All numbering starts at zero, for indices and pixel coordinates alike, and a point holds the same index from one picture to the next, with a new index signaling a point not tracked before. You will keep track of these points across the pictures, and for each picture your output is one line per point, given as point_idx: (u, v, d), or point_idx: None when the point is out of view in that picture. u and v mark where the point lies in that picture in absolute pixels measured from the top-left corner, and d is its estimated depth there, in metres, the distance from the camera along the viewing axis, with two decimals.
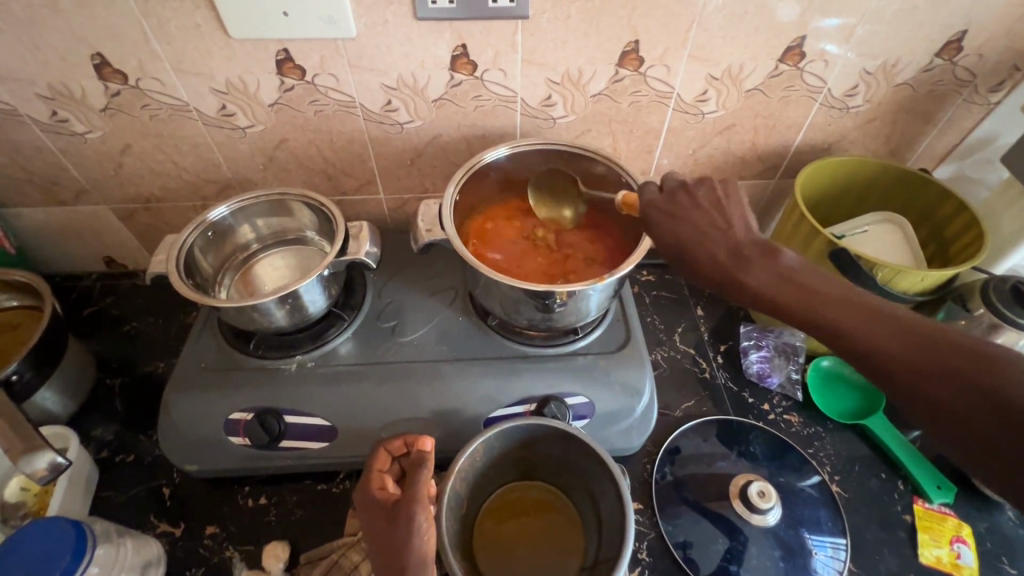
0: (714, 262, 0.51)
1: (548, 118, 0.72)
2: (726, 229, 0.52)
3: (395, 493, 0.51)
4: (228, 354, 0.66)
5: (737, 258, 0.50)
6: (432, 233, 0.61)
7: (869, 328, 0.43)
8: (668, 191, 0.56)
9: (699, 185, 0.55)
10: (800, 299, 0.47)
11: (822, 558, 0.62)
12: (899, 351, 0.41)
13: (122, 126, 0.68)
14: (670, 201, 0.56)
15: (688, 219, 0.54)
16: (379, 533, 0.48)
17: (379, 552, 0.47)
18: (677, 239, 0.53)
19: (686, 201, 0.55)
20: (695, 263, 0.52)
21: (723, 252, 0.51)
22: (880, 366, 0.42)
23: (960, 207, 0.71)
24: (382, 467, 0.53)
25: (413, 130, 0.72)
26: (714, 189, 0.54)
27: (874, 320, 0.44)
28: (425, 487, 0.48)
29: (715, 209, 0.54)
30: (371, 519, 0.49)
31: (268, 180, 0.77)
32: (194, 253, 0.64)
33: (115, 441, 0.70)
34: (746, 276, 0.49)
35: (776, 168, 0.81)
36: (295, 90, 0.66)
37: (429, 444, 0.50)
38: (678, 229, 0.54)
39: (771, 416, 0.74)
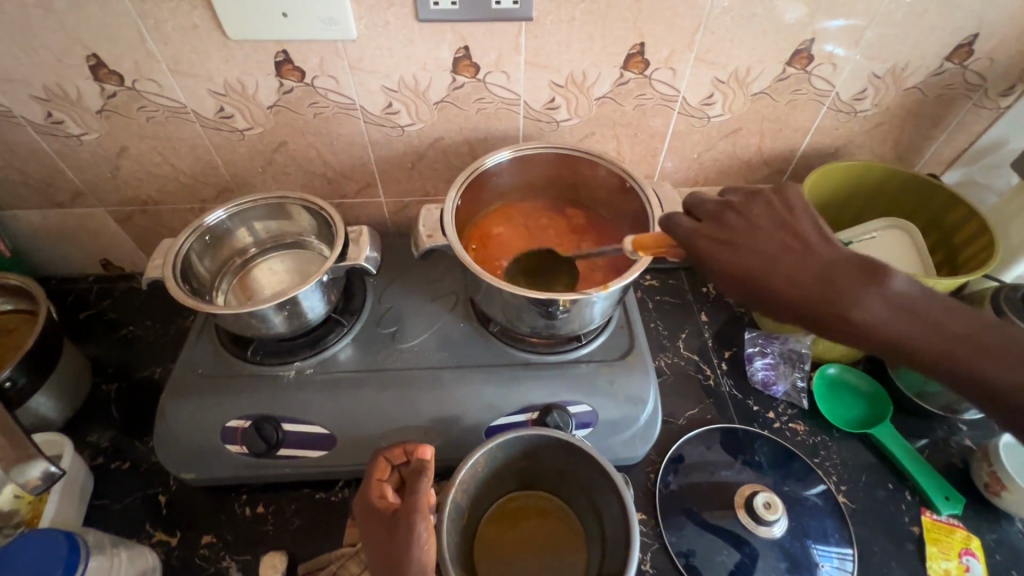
0: (808, 289, 0.42)
1: (552, 121, 0.71)
2: (801, 248, 0.44)
3: (395, 502, 0.50)
4: (226, 360, 0.65)
5: (837, 283, 0.41)
6: (433, 238, 0.60)
7: (997, 364, 0.38)
8: (711, 215, 0.49)
9: (748, 205, 0.48)
10: (918, 332, 0.40)
11: (829, 571, 0.61)
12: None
13: (119, 127, 0.67)
14: (718, 225, 0.48)
15: (755, 239, 0.46)
16: (378, 543, 0.47)
17: (378, 563, 0.46)
18: (754, 263, 0.44)
19: (731, 223, 0.47)
20: (787, 291, 0.43)
21: (811, 277, 0.42)
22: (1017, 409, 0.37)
23: (970, 213, 0.70)
24: (383, 478, 0.52)
25: (414, 133, 0.71)
26: (770, 202, 0.48)
27: (999, 354, 0.39)
28: (425, 496, 0.47)
29: (780, 226, 0.46)
30: (370, 530, 0.48)
31: (267, 183, 0.76)
32: (191, 258, 0.63)
33: (111, 448, 0.69)
34: (853, 306, 0.40)
35: (782, 172, 0.80)
36: (294, 92, 0.65)
37: (429, 452, 0.50)
38: (742, 256, 0.45)
39: (777, 424, 0.73)
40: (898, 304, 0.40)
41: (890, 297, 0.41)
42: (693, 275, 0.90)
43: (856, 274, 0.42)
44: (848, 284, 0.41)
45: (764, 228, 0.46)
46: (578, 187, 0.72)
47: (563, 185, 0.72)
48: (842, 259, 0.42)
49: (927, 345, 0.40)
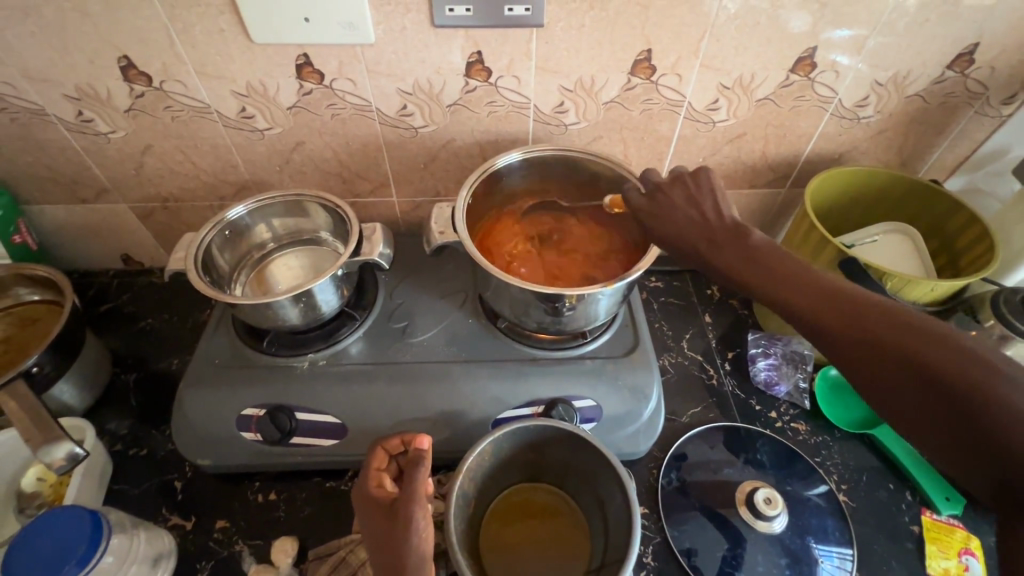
0: (687, 246, 0.54)
1: (561, 125, 0.73)
2: (699, 216, 0.54)
3: (392, 491, 0.51)
4: (242, 351, 0.67)
5: (711, 243, 0.52)
6: (445, 235, 0.62)
7: (814, 302, 0.44)
8: (648, 192, 0.59)
9: (672, 186, 0.58)
10: (762, 277, 0.48)
11: (828, 568, 0.62)
12: (842, 324, 0.42)
13: (145, 126, 0.70)
14: (650, 202, 0.58)
15: (669, 209, 0.56)
16: (377, 531, 0.48)
17: (378, 552, 0.47)
18: (659, 228, 0.56)
19: (662, 195, 0.58)
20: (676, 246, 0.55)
21: (695, 236, 0.53)
22: (827, 338, 0.43)
23: (971, 219, 0.71)
24: (379, 466, 0.53)
25: (427, 135, 0.73)
26: (686, 184, 0.57)
27: (823, 294, 0.44)
28: (423, 485, 0.48)
29: (690, 199, 0.56)
30: (369, 518, 0.50)
31: (284, 182, 0.78)
32: (211, 251, 0.66)
33: (129, 435, 0.71)
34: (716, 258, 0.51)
35: (786, 177, 0.82)
36: (313, 94, 0.67)
37: (425, 441, 0.51)
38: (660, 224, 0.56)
39: (779, 424, 0.74)
40: (752, 255, 0.50)
41: (747, 251, 0.50)
42: (697, 278, 0.91)
43: (726, 236, 0.52)
44: (712, 242, 0.52)
45: (679, 203, 0.56)
46: (586, 189, 0.74)
47: (573, 187, 0.74)
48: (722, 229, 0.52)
49: (765, 288, 0.48)
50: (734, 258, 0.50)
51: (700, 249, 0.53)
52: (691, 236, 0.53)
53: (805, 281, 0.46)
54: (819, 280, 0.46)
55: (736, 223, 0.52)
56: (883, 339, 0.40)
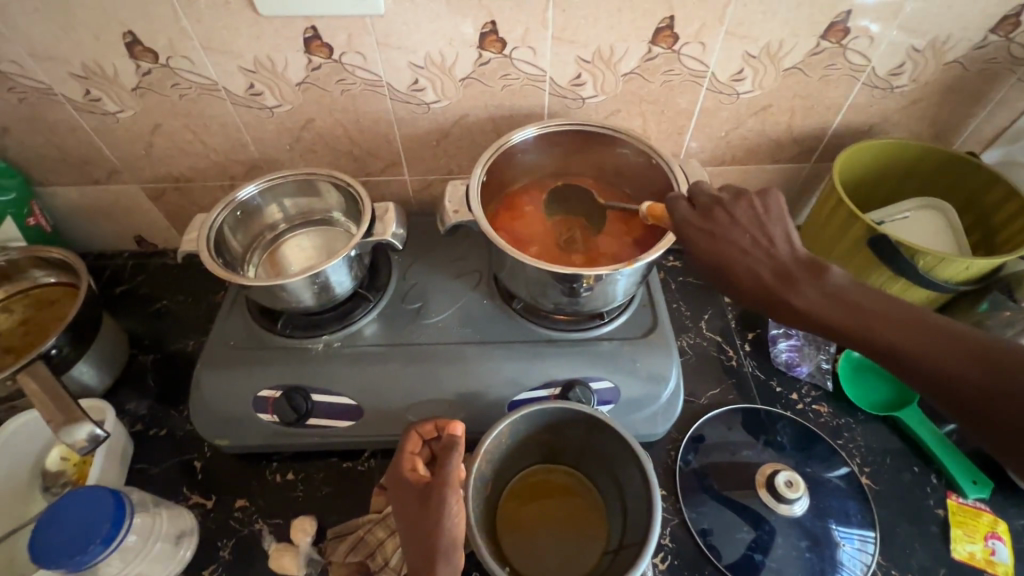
0: (750, 285, 0.50)
1: (577, 98, 0.70)
2: (769, 248, 0.50)
3: (425, 475, 0.51)
4: (256, 332, 0.67)
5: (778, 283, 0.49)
6: (459, 214, 0.60)
7: (911, 340, 0.44)
8: (701, 205, 0.54)
9: (735, 202, 0.53)
10: (863, 329, 0.45)
11: (849, 550, 0.61)
12: (959, 364, 0.42)
13: (153, 105, 0.69)
14: (704, 217, 0.53)
15: (722, 233, 0.51)
16: (410, 514, 0.48)
17: (410, 533, 0.47)
18: (716, 244, 0.51)
19: (715, 207, 0.53)
20: (734, 291, 0.51)
21: (767, 273, 0.50)
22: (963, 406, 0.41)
23: (1008, 192, 0.68)
24: (413, 453, 0.53)
25: (440, 110, 0.71)
26: (753, 203, 0.52)
27: (947, 341, 0.43)
28: (457, 470, 0.48)
29: (742, 207, 0.52)
30: (404, 501, 0.50)
31: (294, 161, 0.77)
32: (223, 233, 0.65)
33: (149, 416, 0.72)
34: (794, 296, 0.48)
35: (812, 151, 0.78)
36: (322, 69, 0.66)
37: (459, 428, 0.52)
38: (720, 246, 0.51)
39: (800, 406, 0.72)
40: (833, 294, 0.47)
41: (825, 288, 0.48)
42: None
43: (802, 270, 0.49)
44: (782, 275, 0.49)
45: (739, 220, 0.52)
46: (602, 166, 0.71)
47: (589, 162, 0.72)
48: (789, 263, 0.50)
49: (850, 326, 0.46)
50: (813, 296, 0.48)
51: (764, 298, 0.49)
52: (761, 266, 0.50)
53: (890, 327, 0.45)
54: (918, 324, 0.44)
55: (796, 264, 0.49)
56: (988, 375, 0.40)
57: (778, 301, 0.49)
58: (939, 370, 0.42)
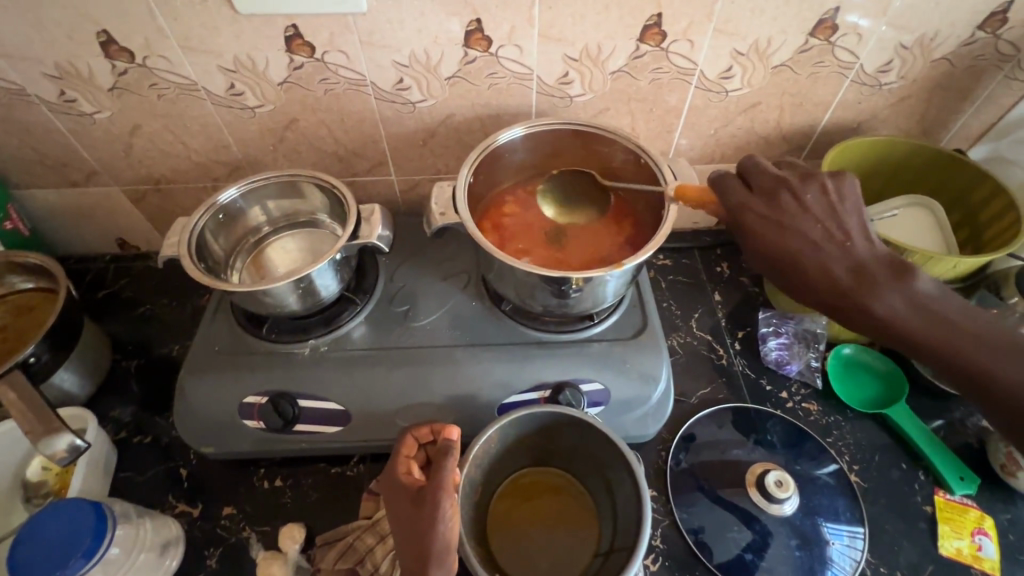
0: (828, 285, 0.49)
1: (565, 97, 0.69)
2: (843, 241, 0.50)
3: (419, 479, 0.50)
4: (241, 337, 0.66)
5: (863, 287, 0.48)
6: (445, 216, 0.60)
7: (992, 362, 0.46)
8: (763, 188, 0.53)
9: (804, 186, 0.52)
10: (947, 344, 0.46)
11: (839, 547, 0.61)
12: None
13: (131, 105, 0.67)
14: (771, 204, 0.52)
15: (785, 218, 0.51)
16: (403, 518, 0.47)
17: (403, 537, 0.46)
18: (777, 227, 0.51)
19: (781, 188, 0.52)
20: (805, 289, 0.50)
21: (842, 270, 0.49)
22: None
23: (995, 190, 0.68)
24: (410, 457, 0.52)
25: (426, 109, 0.70)
26: (824, 187, 0.52)
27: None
28: (451, 474, 0.47)
29: (811, 194, 0.52)
30: (397, 505, 0.48)
31: (278, 161, 0.76)
32: (205, 237, 0.64)
33: (133, 423, 0.71)
34: (882, 306, 0.47)
35: (801, 148, 0.78)
36: (304, 68, 0.64)
37: (454, 432, 0.51)
38: (786, 236, 0.50)
39: (790, 404, 0.72)
40: (922, 305, 0.47)
41: (910, 296, 0.48)
42: (706, 255, 0.89)
43: (885, 273, 0.48)
44: (868, 279, 0.48)
45: (812, 210, 0.51)
46: (591, 165, 0.71)
47: (578, 161, 0.71)
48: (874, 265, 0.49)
49: (935, 340, 0.47)
50: (899, 306, 0.47)
51: (840, 300, 0.48)
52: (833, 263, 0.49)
53: (975, 347, 0.46)
54: (1001, 343, 0.46)
55: (876, 263, 0.49)
56: None
57: (859, 305, 0.48)
58: (1011, 385, 0.45)
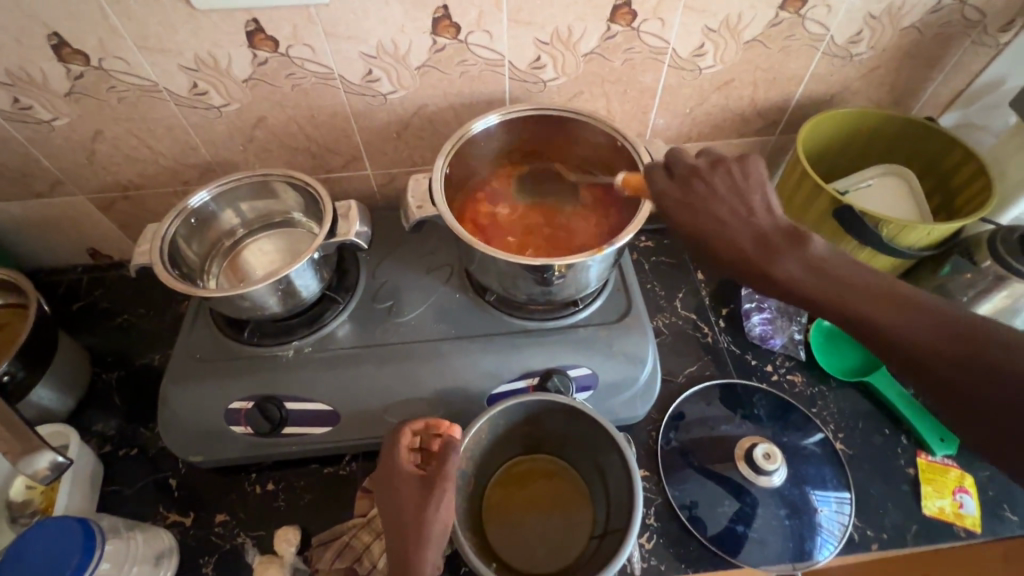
0: (732, 255, 0.48)
1: (539, 82, 0.68)
2: (748, 216, 0.48)
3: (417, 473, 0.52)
4: (223, 343, 0.65)
5: (760, 254, 0.47)
6: (422, 210, 0.59)
7: (888, 314, 0.41)
8: (680, 175, 0.52)
9: (712, 171, 0.51)
10: (840, 301, 0.43)
11: (827, 513, 0.63)
12: (940, 346, 0.39)
13: (90, 111, 0.65)
14: (685, 189, 0.51)
15: (701, 202, 0.50)
16: (402, 509, 0.49)
17: (401, 527, 0.48)
18: (697, 215, 0.50)
19: (694, 177, 0.51)
20: (719, 266, 0.49)
21: (747, 242, 0.47)
22: (926, 371, 0.39)
23: (966, 157, 0.69)
24: (409, 449, 0.52)
25: (397, 101, 0.68)
26: (731, 171, 0.51)
27: (928, 317, 0.40)
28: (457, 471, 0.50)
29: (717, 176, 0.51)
30: (394, 496, 0.50)
31: (249, 161, 0.74)
32: (178, 243, 0.62)
33: (118, 436, 0.70)
34: (775, 268, 0.46)
35: (776, 123, 0.78)
36: (269, 63, 0.62)
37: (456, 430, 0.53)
38: (699, 219, 0.49)
39: (775, 377, 0.74)
40: (814, 266, 0.45)
41: (807, 260, 0.45)
42: None
43: (783, 240, 0.47)
44: (766, 246, 0.47)
45: (719, 192, 0.50)
46: (569, 151, 0.70)
47: (555, 147, 0.70)
48: (774, 234, 0.47)
49: (831, 299, 0.43)
50: (795, 267, 0.45)
51: (743, 269, 0.47)
52: (740, 234, 0.48)
53: (869, 301, 0.42)
54: (899, 295, 0.42)
55: (776, 232, 0.47)
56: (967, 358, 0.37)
57: (759, 273, 0.46)
58: (900, 337, 0.40)
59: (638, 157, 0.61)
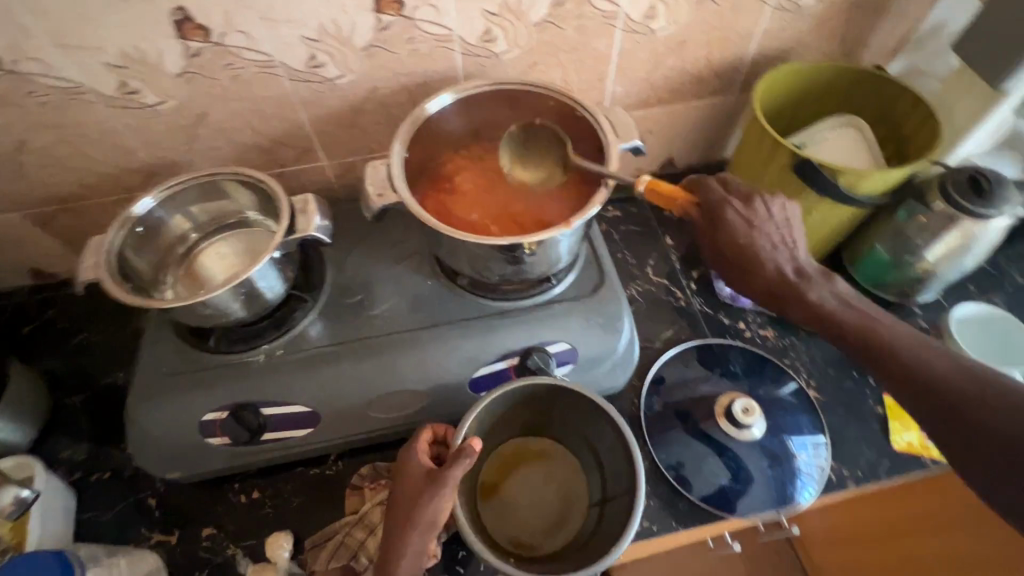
0: (767, 277, 0.56)
1: (492, 55, 0.66)
2: (791, 247, 0.57)
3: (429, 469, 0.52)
4: (187, 354, 0.62)
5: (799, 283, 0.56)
6: (383, 197, 0.57)
7: (909, 354, 0.50)
8: (739, 193, 0.58)
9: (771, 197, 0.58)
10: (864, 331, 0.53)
11: (805, 459, 0.65)
12: (955, 383, 0.47)
13: (11, 119, 0.60)
14: (745, 207, 0.57)
15: (742, 221, 0.56)
16: (402, 497, 0.51)
17: (398, 513, 0.50)
18: (737, 231, 0.56)
19: (752, 199, 0.57)
20: (752, 283, 0.57)
21: (785, 266, 0.57)
22: (934, 402, 0.47)
23: (914, 101, 0.70)
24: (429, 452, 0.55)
25: (346, 86, 0.65)
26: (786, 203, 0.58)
27: (944, 358, 0.49)
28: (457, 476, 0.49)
29: (773, 204, 0.57)
30: (400, 484, 0.52)
31: (195, 162, 0.70)
32: (127, 254, 0.59)
33: (87, 461, 0.67)
34: (810, 293, 0.55)
35: (732, 83, 0.78)
36: (203, 55, 0.59)
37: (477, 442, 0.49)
38: (747, 236, 0.56)
39: (748, 333, 0.75)
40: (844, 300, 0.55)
41: (838, 295, 0.56)
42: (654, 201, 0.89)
43: (820, 275, 0.57)
44: (805, 278, 0.56)
45: (774, 216, 0.57)
46: None
47: None
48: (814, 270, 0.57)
49: (859, 331, 0.53)
50: (825, 299, 0.55)
51: (784, 293, 0.56)
52: (778, 260, 0.56)
53: (894, 339, 0.52)
54: (918, 339, 0.51)
55: (813, 268, 0.57)
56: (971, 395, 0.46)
57: (794, 295, 0.56)
58: (916, 371, 0.49)
59: (599, 126, 0.61)
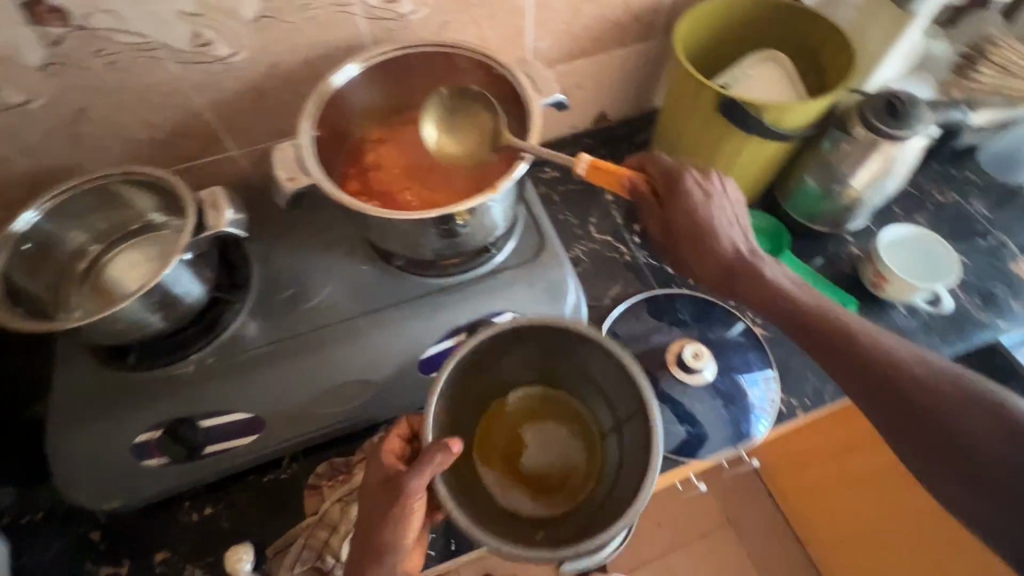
0: (718, 264, 0.61)
1: (398, 17, 0.62)
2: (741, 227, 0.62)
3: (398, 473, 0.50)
4: (106, 375, 0.57)
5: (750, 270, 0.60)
6: (295, 181, 0.52)
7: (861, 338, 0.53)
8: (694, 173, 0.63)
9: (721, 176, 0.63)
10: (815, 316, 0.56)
11: (757, 393, 0.67)
12: (902, 367, 0.51)
13: None
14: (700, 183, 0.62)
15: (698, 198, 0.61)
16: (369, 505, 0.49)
17: (364, 522, 0.49)
18: (690, 207, 0.61)
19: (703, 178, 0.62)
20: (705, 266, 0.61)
21: (737, 250, 0.61)
22: (876, 386, 0.52)
23: (830, 30, 0.71)
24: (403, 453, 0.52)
25: (242, 64, 0.60)
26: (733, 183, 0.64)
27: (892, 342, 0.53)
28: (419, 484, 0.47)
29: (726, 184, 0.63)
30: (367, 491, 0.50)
31: (84, 165, 0.63)
32: (15, 277, 0.53)
33: (15, 504, 0.62)
34: (761, 279, 0.59)
35: (654, 27, 0.77)
36: (67, 41, 0.52)
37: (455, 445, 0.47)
38: (703, 216, 0.60)
39: (694, 280, 0.76)
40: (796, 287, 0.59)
41: (790, 281, 0.59)
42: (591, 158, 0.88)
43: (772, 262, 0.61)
44: (756, 264, 0.60)
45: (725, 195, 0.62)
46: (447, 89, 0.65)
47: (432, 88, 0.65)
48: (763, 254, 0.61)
49: (811, 314, 0.57)
50: (775, 286, 0.59)
51: (740, 276, 0.60)
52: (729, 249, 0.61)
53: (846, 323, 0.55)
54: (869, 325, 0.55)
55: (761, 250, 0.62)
56: (914, 380, 0.50)
57: (746, 280, 0.60)
58: (863, 352, 0.53)
59: (517, 82, 0.57)
